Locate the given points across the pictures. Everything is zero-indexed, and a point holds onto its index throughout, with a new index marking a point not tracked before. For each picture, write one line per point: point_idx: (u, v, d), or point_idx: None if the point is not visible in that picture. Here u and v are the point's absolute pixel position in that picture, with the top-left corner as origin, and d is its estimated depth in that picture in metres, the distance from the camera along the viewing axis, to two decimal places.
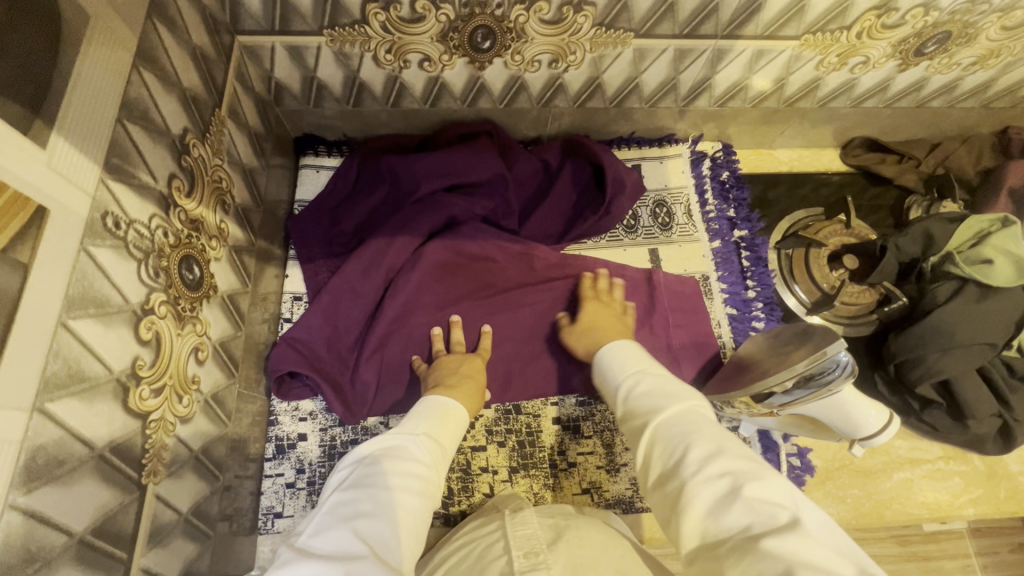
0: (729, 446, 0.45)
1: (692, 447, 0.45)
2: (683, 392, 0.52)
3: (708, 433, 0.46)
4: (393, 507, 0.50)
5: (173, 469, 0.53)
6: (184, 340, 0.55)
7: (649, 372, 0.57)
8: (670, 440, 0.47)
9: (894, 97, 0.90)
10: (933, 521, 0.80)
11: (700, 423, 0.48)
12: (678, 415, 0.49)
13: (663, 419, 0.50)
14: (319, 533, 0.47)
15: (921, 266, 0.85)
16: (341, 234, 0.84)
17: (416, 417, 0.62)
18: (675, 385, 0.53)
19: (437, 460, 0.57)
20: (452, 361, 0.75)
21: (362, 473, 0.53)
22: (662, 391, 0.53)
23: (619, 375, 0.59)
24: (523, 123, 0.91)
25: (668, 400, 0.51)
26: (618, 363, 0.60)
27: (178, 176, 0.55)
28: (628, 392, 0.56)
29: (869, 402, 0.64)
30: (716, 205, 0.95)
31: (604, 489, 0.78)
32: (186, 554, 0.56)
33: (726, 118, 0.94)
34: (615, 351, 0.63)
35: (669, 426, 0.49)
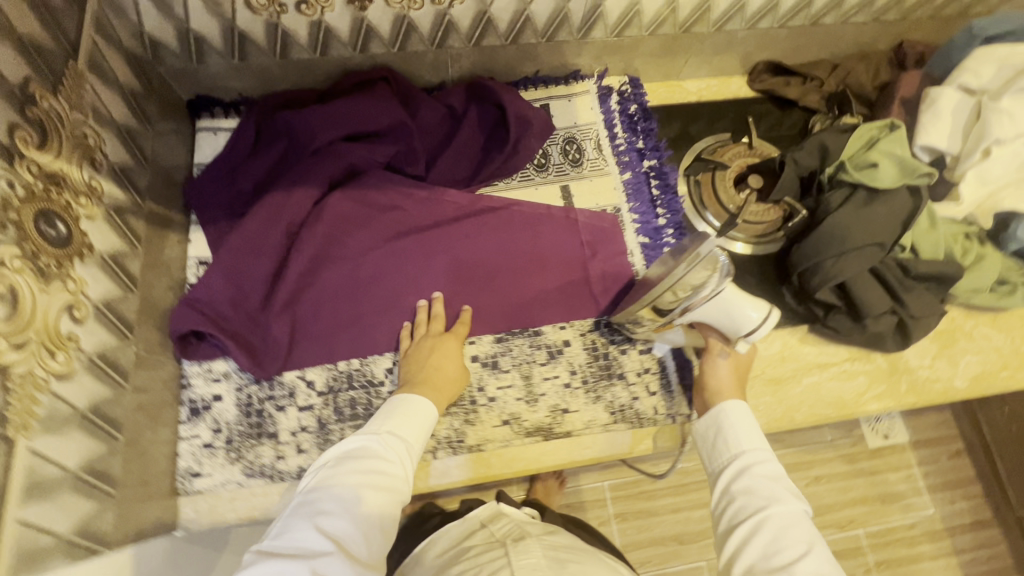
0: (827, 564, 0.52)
1: (810, 555, 0.53)
2: (797, 498, 0.58)
3: (822, 548, 0.54)
4: (356, 506, 0.55)
5: (53, 425, 0.52)
6: (51, 297, 0.53)
7: (768, 456, 0.63)
8: (783, 537, 0.55)
9: (787, 15, 0.91)
10: (839, 418, 0.84)
11: (812, 538, 0.55)
12: (792, 518, 0.56)
13: (773, 515, 0.56)
14: (283, 533, 0.53)
15: (819, 179, 0.86)
16: (241, 193, 0.82)
17: (383, 414, 0.68)
18: (788, 483, 0.60)
19: (402, 456, 0.62)
20: (424, 347, 0.76)
21: (322, 474, 0.59)
22: (779, 485, 0.59)
23: (732, 452, 0.64)
24: (423, 68, 0.90)
25: (783, 497, 0.58)
26: (739, 432, 0.65)
27: (24, 127, 0.52)
28: (743, 467, 0.62)
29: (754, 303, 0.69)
30: (626, 137, 0.96)
31: (524, 419, 0.79)
32: (82, 511, 0.55)
33: (628, 49, 0.94)
34: (739, 414, 0.67)
35: (779, 523, 0.56)
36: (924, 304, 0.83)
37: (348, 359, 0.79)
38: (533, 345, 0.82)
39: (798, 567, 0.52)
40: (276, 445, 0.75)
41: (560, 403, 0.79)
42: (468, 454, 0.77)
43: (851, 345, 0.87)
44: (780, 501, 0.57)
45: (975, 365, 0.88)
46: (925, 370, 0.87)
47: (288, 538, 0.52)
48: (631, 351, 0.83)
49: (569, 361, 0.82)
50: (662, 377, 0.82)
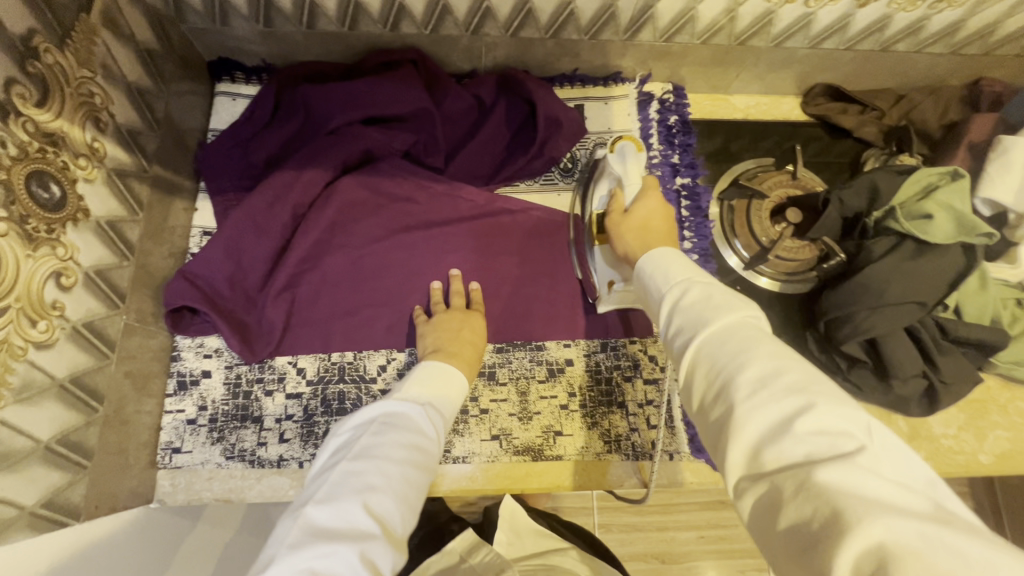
0: (763, 352, 0.40)
1: (752, 361, 0.40)
2: (736, 302, 0.45)
3: (766, 351, 0.41)
4: (402, 483, 0.51)
5: (27, 396, 0.51)
6: (37, 264, 0.51)
7: (699, 278, 0.49)
8: (717, 354, 0.42)
9: (855, 37, 0.83)
10: None
11: (748, 333, 0.42)
12: (730, 324, 0.44)
13: (707, 340, 0.44)
14: (328, 504, 0.47)
15: (864, 222, 0.79)
16: (252, 166, 0.79)
17: (419, 381, 0.63)
18: (724, 291, 0.47)
19: (438, 430, 0.59)
20: (454, 319, 0.73)
21: (364, 440, 0.53)
22: (710, 302, 0.46)
23: (662, 288, 0.51)
24: (455, 53, 0.85)
25: (715, 313, 0.45)
26: (666, 269, 0.53)
27: (22, 83, 0.50)
28: (673, 305, 0.49)
29: (638, 149, 0.72)
30: (661, 149, 0.90)
31: (514, 436, 0.76)
32: (50, 482, 0.54)
33: (676, 56, 0.87)
34: (657, 257, 0.55)
35: (712, 348, 0.43)
36: (960, 370, 0.76)
37: (341, 351, 0.76)
38: (533, 360, 0.78)
39: (738, 386, 0.39)
40: (260, 430, 0.73)
41: (554, 424, 0.76)
42: (452, 465, 0.74)
43: (871, 403, 0.81)
44: (713, 322, 0.44)
45: (1005, 441, 0.81)
46: (948, 440, 0.81)
47: (334, 512, 0.46)
48: (635, 380, 0.79)
49: (569, 382, 0.78)
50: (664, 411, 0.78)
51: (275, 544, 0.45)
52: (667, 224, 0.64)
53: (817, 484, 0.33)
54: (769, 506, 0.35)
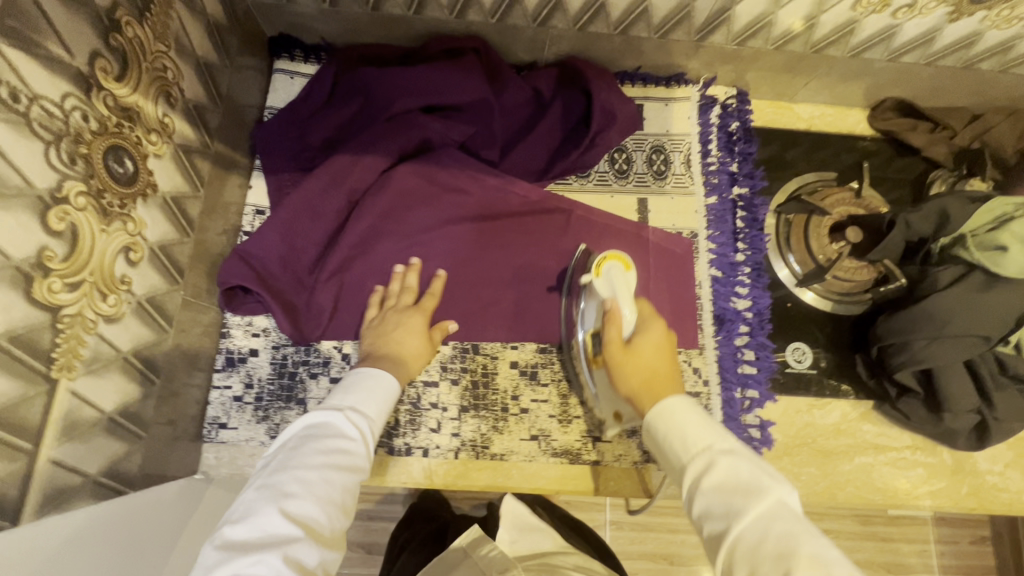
0: (807, 544, 0.41)
1: (795, 564, 0.40)
2: (767, 478, 0.46)
3: (806, 554, 0.40)
4: (324, 489, 0.51)
5: (95, 367, 0.52)
6: (109, 239, 0.52)
7: (722, 448, 0.49)
8: (755, 564, 0.41)
9: (939, 53, 0.80)
10: (886, 506, 0.78)
11: (793, 535, 0.42)
12: (761, 515, 0.44)
13: (742, 533, 0.43)
14: (246, 518, 0.48)
15: (928, 248, 0.77)
16: (309, 147, 0.79)
17: (345, 386, 0.62)
18: (751, 470, 0.47)
19: (366, 430, 0.58)
20: (398, 317, 0.71)
21: (285, 451, 0.54)
22: (739, 481, 0.46)
23: (680, 455, 0.51)
24: (518, 44, 0.83)
25: (748, 494, 0.45)
26: (676, 430, 0.52)
27: (103, 55, 0.49)
28: (695, 477, 0.48)
29: (623, 268, 0.70)
30: (719, 156, 0.88)
31: (553, 438, 0.75)
32: (112, 452, 0.55)
33: (746, 60, 0.84)
34: (670, 414, 0.53)
35: (748, 548, 0.43)
36: (1017, 410, 0.73)
37: None
38: (576, 363, 0.78)
39: None
40: (303, 412, 0.74)
41: (593, 429, 0.76)
42: (490, 461, 0.74)
43: (917, 432, 0.80)
44: (743, 514, 0.44)
45: None
46: (992, 477, 0.79)
47: (251, 526, 0.47)
48: None
49: None
50: None
51: (198, 565, 0.46)
52: (670, 365, 0.62)
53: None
54: None
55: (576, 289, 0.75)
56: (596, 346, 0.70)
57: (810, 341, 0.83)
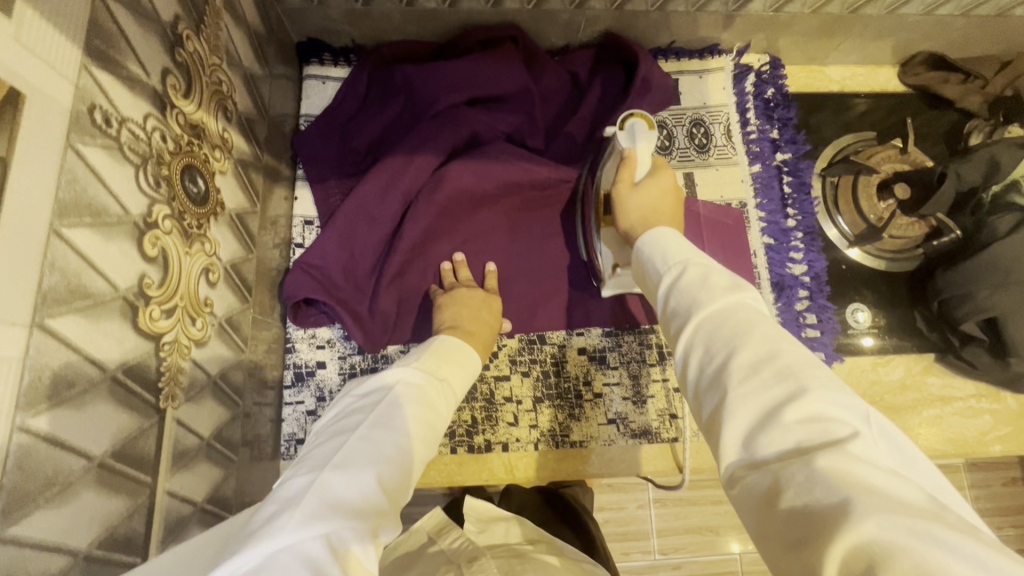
0: (761, 327, 0.37)
1: (741, 352, 0.36)
2: (741, 287, 0.41)
3: (760, 334, 0.37)
4: (409, 458, 0.48)
5: (192, 394, 0.51)
6: (192, 260, 0.50)
7: (705, 262, 0.44)
8: (714, 344, 0.38)
9: (973, 3, 0.80)
10: (958, 456, 0.79)
11: (749, 322, 0.38)
12: (722, 307, 0.40)
13: (702, 321, 0.40)
14: (348, 467, 0.44)
15: (980, 197, 0.75)
16: (353, 152, 0.77)
17: (435, 352, 0.60)
18: (726, 275, 0.42)
19: (448, 409, 0.57)
20: (474, 297, 0.71)
21: (386, 410, 0.50)
22: (709, 284, 0.42)
23: (660, 270, 0.46)
24: (552, 29, 0.82)
25: (715, 295, 0.40)
26: (660, 250, 0.47)
27: (172, 72, 0.48)
28: (671, 285, 0.44)
29: (649, 127, 0.63)
30: (759, 124, 0.87)
31: (630, 420, 0.75)
32: (212, 477, 0.54)
33: (780, 26, 0.83)
34: (660, 238, 0.48)
35: (709, 332, 0.39)
36: None
37: None
38: (643, 343, 0.77)
39: (734, 367, 0.36)
40: None
41: (668, 407, 0.76)
42: (570, 449, 0.74)
43: (981, 380, 0.81)
44: (706, 305, 0.40)
45: None
46: None
47: (353, 481, 0.43)
48: None
49: None
50: None
51: (285, 504, 0.40)
52: (674, 212, 0.60)
53: (819, 473, 0.30)
54: (771, 512, 0.31)
55: (595, 170, 0.73)
56: (607, 204, 0.67)
57: (866, 301, 0.84)
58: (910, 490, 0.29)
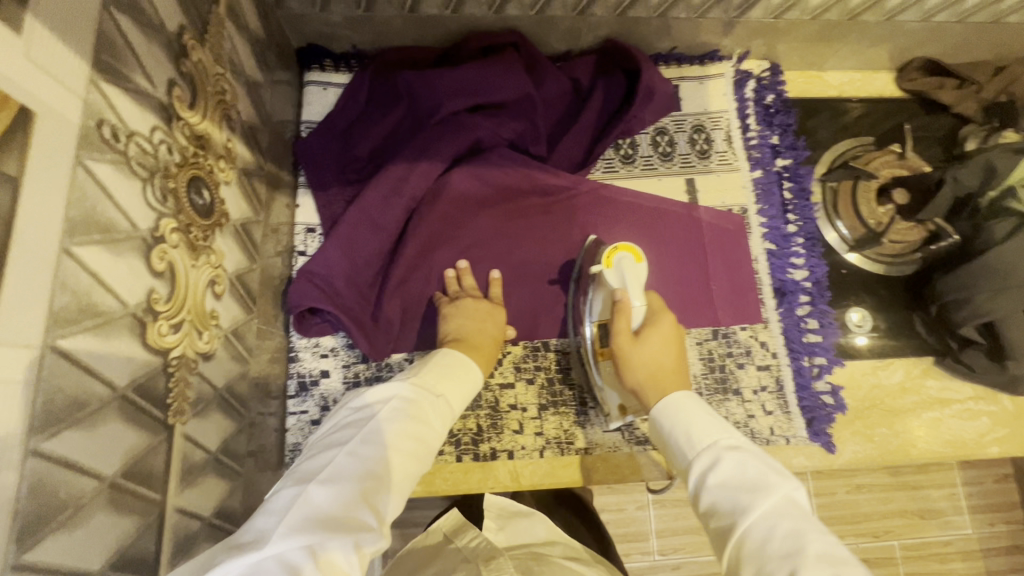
0: (813, 539, 0.40)
1: (805, 572, 0.38)
2: (774, 476, 0.45)
3: (813, 552, 0.39)
4: (399, 475, 0.48)
5: (199, 408, 0.50)
6: (198, 272, 0.50)
7: (732, 446, 0.48)
8: (767, 553, 0.40)
9: (970, 10, 0.81)
10: (957, 458, 0.79)
11: (801, 527, 0.41)
12: (768, 511, 0.43)
13: (749, 531, 0.42)
14: (332, 485, 0.44)
15: (976, 202, 0.76)
16: (356, 159, 0.77)
17: (433, 366, 0.60)
18: (762, 464, 0.46)
19: (445, 422, 0.56)
20: (479, 308, 0.71)
21: (379, 423, 0.50)
22: (747, 479, 0.45)
23: (688, 454, 0.50)
24: (554, 34, 0.81)
25: (751, 493, 0.44)
26: (685, 432, 0.52)
27: (178, 83, 0.47)
28: (700, 477, 0.48)
29: (635, 259, 0.71)
30: (759, 130, 0.88)
31: (635, 425, 0.76)
32: (219, 492, 0.54)
33: (780, 32, 0.84)
34: (676, 408, 0.54)
35: (757, 546, 0.41)
36: None
37: None
38: None
39: None
40: None
41: None
42: (576, 456, 0.74)
43: (979, 383, 0.82)
44: (750, 507, 0.43)
45: None
46: None
47: (337, 499, 0.43)
48: (749, 366, 0.80)
49: None
50: (779, 397, 0.79)
51: (270, 520, 0.41)
52: (676, 358, 0.64)
53: None
54: None
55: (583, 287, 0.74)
56: (603, 337, 0.70)
57: (865, 305, 0.85)
58: None
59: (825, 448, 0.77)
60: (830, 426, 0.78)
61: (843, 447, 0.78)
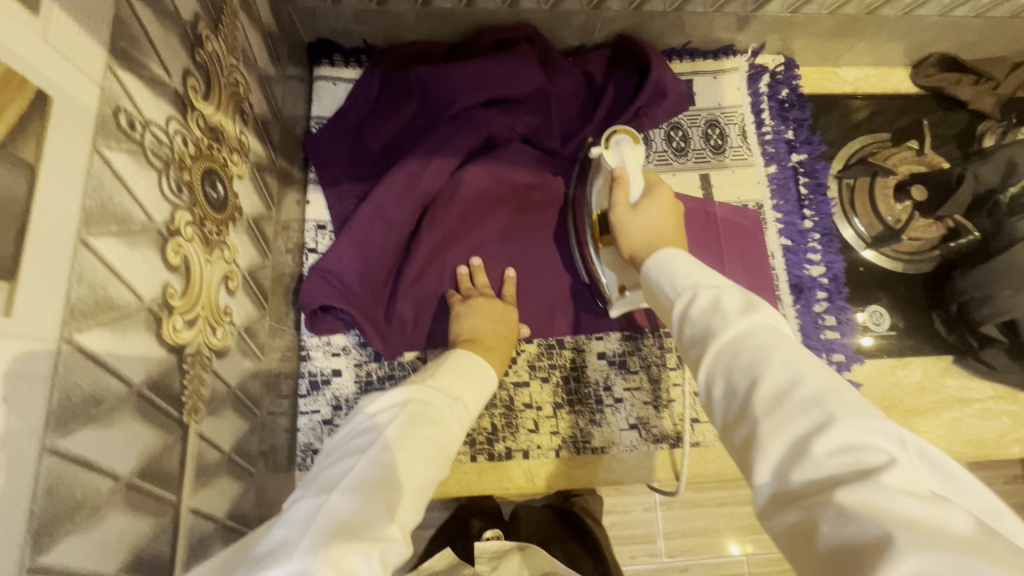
0: (784, 357, 0.36)
1: (767, 388, 0.35)
2: (751, 304, 0.40)
3: (782, 362, 0.36)
4: (418, 482, 0.47)
5: (213, 406, 0.49)
6: (213, 268, 0.49)
7: (712, 281, 0.43)
8: (735, 370, 0.37)
9: (990, 4, 0.80)
10: (978, 458, 0.78)
11: (772, 346, 0.37)
12: (742, 331, 0.38)
13: (720, 351, 0.38)
14: (355, 495, 0.43)
15: (997, 199, 0.74)
16: (367, 154, 0.76)
17: (450, 369, 0.58)
18: (740, 292, 0.41)
19: (462, 427, 0.55)
20: (490, 309, 0.69)
21: (397, 428, 0.49)
22: (722, 307, 0.40)
23: (667, 289, 0.45)
24: (568, 28, 0.80)
25: (725, 318, 0.39)
26: (672, 270, 0.46)
27: (192, 73, 0.46)
28: (682, 306, 0.43)
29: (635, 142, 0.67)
30: (774, 125, 0.87)
31: (652, 425, 0.74)
32: (233, 492, 0.53)
33: (796, 27, 0.83)
34: (662, 259, 0.48)
35: (728, 363, 0.38)
36: None
37: None
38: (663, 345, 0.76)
39: (756, 405, 0.35)
40: None
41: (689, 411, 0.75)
42: (592, 456, 0.73)
43: (999, 382, 0.81)
44: (724, 328, 0.39)
45: None
46: None
47: (360, 509, 0.42)
48: None
49: None
50: None
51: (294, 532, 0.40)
52: (676, 227, 0.60)
53: (845, 503, 0.29)
54: (804, 534, 0.30)
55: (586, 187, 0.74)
56: (603, 224, 0.67)
57: (884, 304, 0.84)
58: (954, 516, 0.28)
59: None
60: None
61: None
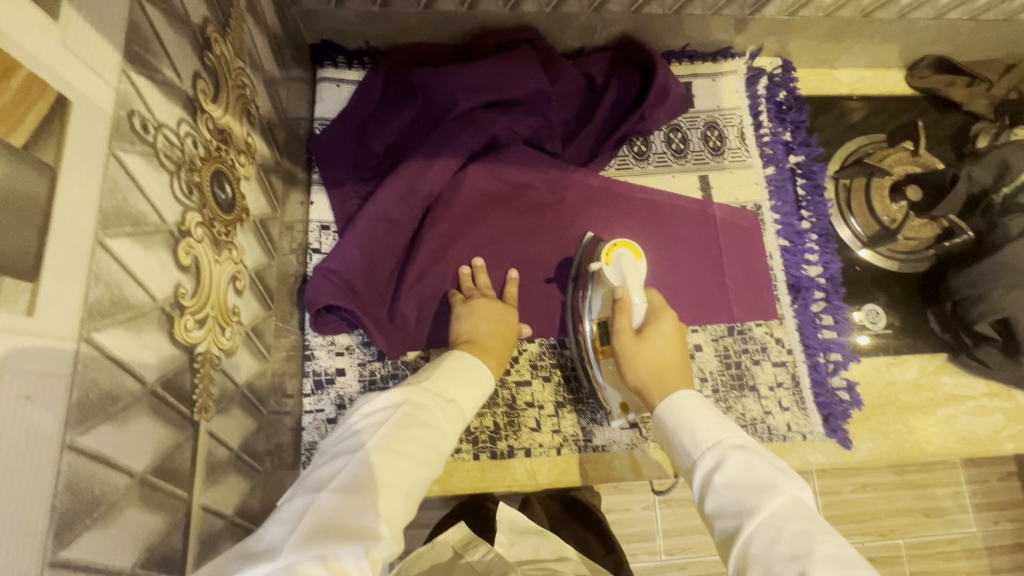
0: (823, 541, 0.40)
1: (812, 571, 0.38)
2: (781, 477, 0.45)
3: (821, 552, 0.40)
4: (408, 483, 0.47)
5: (222, 405, 0.49)
6: (221, 268, 0.49)
7: (738, 446, 0.49)
8: (774, 553, 0.41)
9: (983, 8, 0.81)
10: (972, 455, 0.79)
11: (809, 530, 0.41)
12: (778, 510, 0.43)
13: (756, 529, 0.42)
14: (343, 495, 0.44)
15: (990, 199, 0.76)
16: (371, 155, 0.76)
17: (444, 370, 0.59)
18: (770, 464, 0.47)
19: (456, 428, 0.56)
20: (493, 308, 0.70)
21: (391, 429, 0.50)
22: (755, 478, 0.46)
23: (691, 451, 0.51)
24: (569, 31, 0.81)
25: (760, 493, 0.44)
26: (696, 428, 0.52)
27: (202, 77, 0.47)
28: (708, 474, 0.48)
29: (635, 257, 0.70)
30: (771, 127, 0.88)
31: (652, 422, 0.75)
32: (240, 490, 0.53)
33: (793, 30, 0.84)
34: (685, 410, 0.54)
35: (766, 543, 0.41)
36: None
37: None
38: None
39: None
40: None
41: None
42: (594, 454, 0.74)
43: (993, 379, 0.82)
44: (757, 507, 0.44)
45: None
46: None
47: (347, 507, 0.43)
48: (765, 363, 0.79)
49: (699, 368, 0.78)
50: (795, 393, 0.79)
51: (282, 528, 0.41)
52: (680, 356, 0.64)
53: None
54: None
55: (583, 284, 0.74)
56: (603, 336, 0.70)
57: (880, 303, 0.85)
58: None
59: (841, 444, 0.77)
60: (846, 422, 0.78)
61: (859, 443, 0.78)
